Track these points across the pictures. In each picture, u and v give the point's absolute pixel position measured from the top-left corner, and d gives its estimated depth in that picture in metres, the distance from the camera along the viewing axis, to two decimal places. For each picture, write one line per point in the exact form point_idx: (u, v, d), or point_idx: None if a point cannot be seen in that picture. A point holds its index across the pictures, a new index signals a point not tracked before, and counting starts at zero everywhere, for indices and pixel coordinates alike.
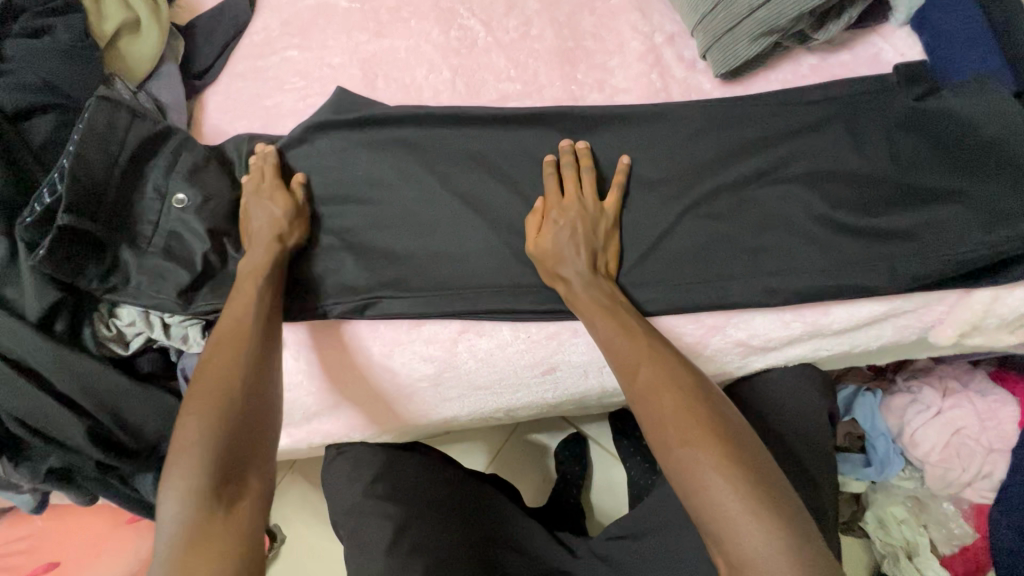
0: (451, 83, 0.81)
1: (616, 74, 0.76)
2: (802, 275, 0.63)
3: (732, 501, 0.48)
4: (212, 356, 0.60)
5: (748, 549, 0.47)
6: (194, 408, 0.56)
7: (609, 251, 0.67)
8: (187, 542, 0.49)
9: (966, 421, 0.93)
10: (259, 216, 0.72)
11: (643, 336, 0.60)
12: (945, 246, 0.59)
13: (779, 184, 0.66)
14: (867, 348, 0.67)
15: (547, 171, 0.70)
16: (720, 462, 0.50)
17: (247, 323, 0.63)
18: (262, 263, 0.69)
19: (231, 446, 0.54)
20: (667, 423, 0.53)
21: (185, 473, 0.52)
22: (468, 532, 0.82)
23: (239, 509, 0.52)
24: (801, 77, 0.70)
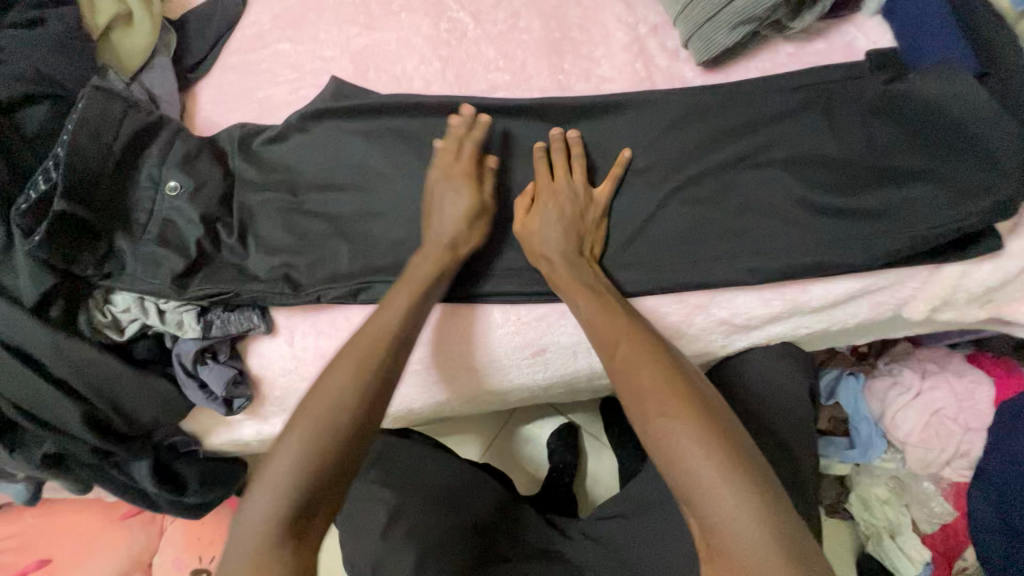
0: (441, 74, 0.83)
1: (602, 63, 0.78)
2: (782, 255, 0.65)
3: (703, 472, 0.50)
4: (331, 376, 0.60)
5: (717, 515, 0.49)
6: (302, 426, 0.57)
7: (596, 235, 0.69)
8: (257, 559, 0.52)
9: (944, 401, 0.96)
10: (446, 215, 0.70)
11: (625, 316, 0.62)
12: (916, 227, 0.61)
13: (758, 167, 0.68)
14: (844, 325, 0.70)
15: (537, 156, 0.72)
16: (697, 432, 0.52)
17: (381, 345, 0.62)
18: (419, 276, 0.67)
19: (321, 485, 0.55)
20: (644, 396, 0.55)
21: (274, 499, 0.54)
22: (455, 516, 0.83)
23: (306, 540, 0.55)
24: (779, 65, 0.73)
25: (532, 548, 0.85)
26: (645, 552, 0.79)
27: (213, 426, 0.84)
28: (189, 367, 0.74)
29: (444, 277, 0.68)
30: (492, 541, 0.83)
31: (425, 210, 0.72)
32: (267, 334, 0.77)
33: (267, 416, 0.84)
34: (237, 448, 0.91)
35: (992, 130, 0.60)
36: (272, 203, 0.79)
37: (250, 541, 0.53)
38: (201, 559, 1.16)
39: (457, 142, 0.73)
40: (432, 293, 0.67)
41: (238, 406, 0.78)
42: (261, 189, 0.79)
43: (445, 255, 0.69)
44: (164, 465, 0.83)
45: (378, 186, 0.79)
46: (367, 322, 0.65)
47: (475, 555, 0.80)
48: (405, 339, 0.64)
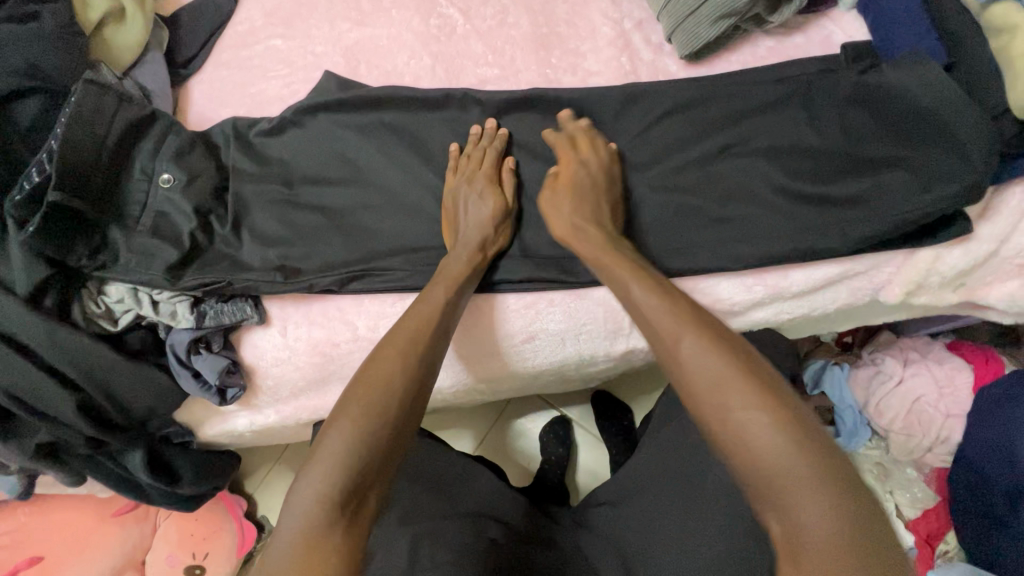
0: (432, 69, 0.84)
1: (588, 57, 0.80)
2: (762, 241, 0.67)
3: (798, 468, 0.44)
4: (379, 361, 0.61)
5: (809, 516, 0.43)
6: (354, 408, 0.56)
7: (620, 211, 0.70)
8: (308, 545, 0.49)
9: (925, 389, 0.99)
10: (471, 216, 0.71)
11: (684, 300, 0.55)
12: (884, 209, 0.64)
13: (740, 157, 0.70)
14: (825, 310, 0.72)
15: (568, 126, 0.74)
16: (780, 425, 0.46)
17: (422, 335, 0.63)
18: (455, 269, 0.69)
19: (373, 466, 0.54)
20: (722, 387, 0.49)
21: (327, 476, 0.52)
22: (453, 502, 0.85)
23: (357, 525, 0.52)
24: (760, 58, 0.75)
25: (522, 531, 0.85)
26: (634, 539, 0.81)
27: (207, 418, 0.85)
28: (183, 357, 0.74)
29: (475, 272, 0.70)
30: (484, 525, 0.83)
31: (449, 213, 0.74)
32: (260, 324, 0.78)
33: (260, 406, 0.85)
34: (231, 440, 0.92)
35: (963, 115, 0.62)
36: (264, 196, 0.80)
37: (302, 522, 0.51)
38: (194, 556, 1.16)
39: (483, 150, 0.75)
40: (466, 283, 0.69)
41: (231, 395, 0.79)
42: (254, 182, 0.81)
43: (476, 253, 0.70)
44: (158, 455, 0.84)
45: (370, 178, 0.80)
46: (405, 313, 0.66)
47: (467, 537, 0.80)
48: (444, 331, 0.65)
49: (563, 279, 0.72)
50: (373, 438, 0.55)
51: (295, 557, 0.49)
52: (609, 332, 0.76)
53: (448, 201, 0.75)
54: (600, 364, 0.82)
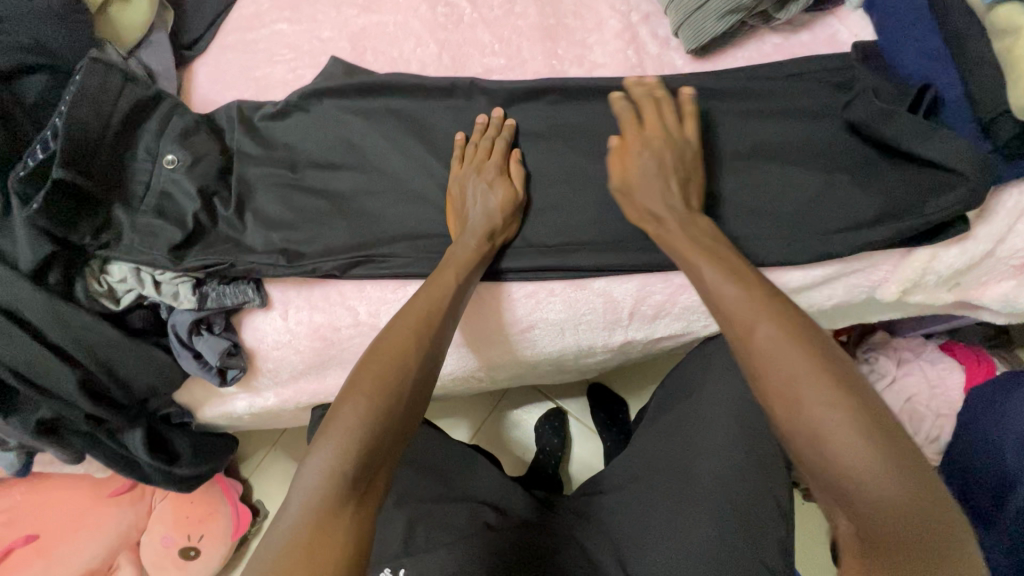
0: (437, 57, 0.85)
1: (595, 49, 0.80)
2: (764, 242, 0.68)
3: (890, 479, 0.43)
4: (388, 341, 0.62)
5: (888, 522, 0.43)
6: (366, 386, 0.57)
7: (695, 177, 0.67)
8: (317, 521, 0.50)
9: (917, 387, 1.00)
10: (475, 207, 0.71)
11: (760, 286, 0.54)
12: (838, 223, 0.67)
13: (753, 160, 0.71)
14: (821, 308, 0.73)
15: (635, 93, 0.71)
16: (862, 429, 0.44)
17: (434, 316, 0.64)
18: (460, 257, 0.69)
19: (380, 446, 0.55)
20: (799, 384, 0.47)
21: (337, 453, 0.53)
22: (449, 488, 0.87)
23: (366, 505, 0.53)
24: (765, 54, 0.75)
25: (514, 519, 0.86)
26: (625, 525, 0.81)
27: (207, 399, 0.85)
28: (184, 337, 0.75)
29: (484, 259, 0.70)
30: (479, 511, 0.84)
31: (453, 203, 0.74)
32: (261, 308, 0.79)
33: (260, 389, 0.85)
34: (230, 422, 0.93)
35: (943, 144, 0.61)
36: (268, 181, 0.80)
37: (309, 498, 0.51)
38: (189, 537, 1.17)
39: (493, 141, 0.75)
40: (471, 276, 0.69)
41: (231, 376, 0.80)
42: (259, 164, 0.81)
43: (483, 244, 0.70)
44: (156, 435, 0.84)
45: (372, 165, 0.80)
46: (417, 292, 0.67)
47: (463, 522, 0.82)
48: (454, 313, 0.67)
49: (563, 268, 0.73)
50: (384, 416, 0.56)
51: (303, 532, 0.49)
52: (607, 323, 0.76)
53: (454, 190, 0.75)
54: (599, 355, 0.83)
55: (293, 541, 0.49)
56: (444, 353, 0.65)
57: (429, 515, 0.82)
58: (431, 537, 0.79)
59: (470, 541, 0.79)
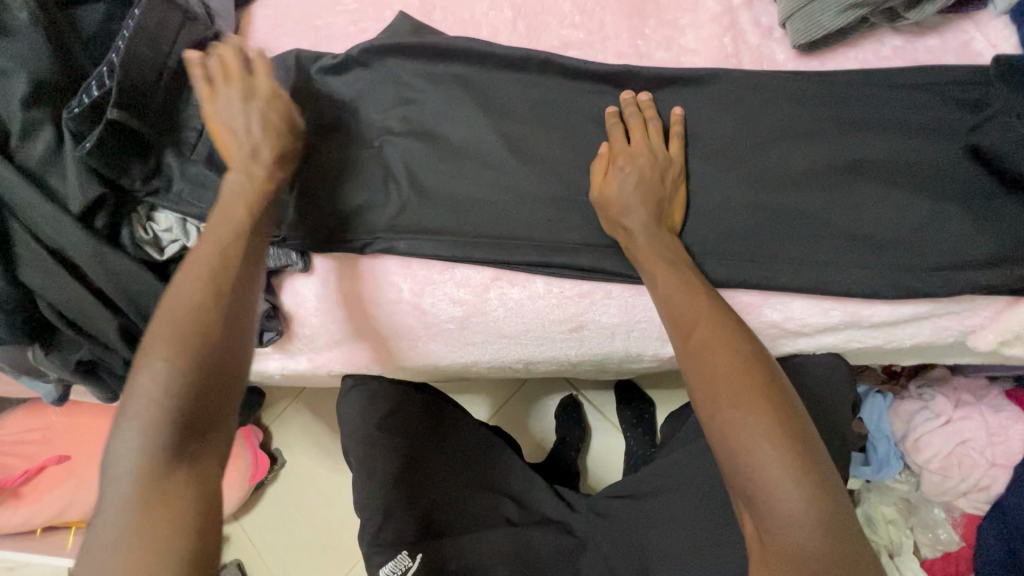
0: (512, 24, 0.78)
1: (686, 33, 0.73)
2: (849, 269, 0.62)
3: (782, 472, 0.46)
4: (181, 294, 0.53)
5: (783, 516, 0.45)
6: (163, 350, 0.50)
7: (675, 202, 0.66)
8: (147, 497, 0.46)
9: (974, 433, 0.94)
10: (248, 128, 0.64)
11: (705, 297, 0.57)
12: (942, 258, 0.61)
13: (850, 177, 0.64)
14: (900, 345, 0.68)
15: (625, 107, 0.70)
16: (768, 429, 0.48)
17: (229, 259, 0.56)
18: (243, 192, 0.61)
19: (197, 404, 0.49)
20: (719, 383, 0.51)
21: (141, 427, 0.47)
22: (471, 476, 0.86)
23: (203, 465, 0.49)
24: (882, 57, 0.67)
25: (536, 515, 0.86)
26: (652, 537, 0.79)
27: None
28: None
29: (274, 188, 0.63)
30: (500, 503, 0.85)
31: (215, 133, 0.64)
32: (303, 272, 0.76)
33: (294, 351, 0.83)
34: (262, 380, 0.91)
35: None
36: (321, 140, 0.76)
37: (128, 479, 0.46)
38: None
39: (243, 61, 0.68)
40: (264, 220, 0.62)
41: (266, 339, 0.78)
42: (314, 120, 0.77)
43: (271, 169, 0.64)
44: None
45: (431, 134, 0.75)
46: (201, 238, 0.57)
47: (481, 510, 0.83)
48: (258, 250, 0.59)
49: (628, 272, 0.68)
50: (194, 375, 0.49)
51: (135, 516, 0.45)
52: (662, 333, 0.72)
53: (214, 121, 0.64)
54: (643, 362, 0.79)
55: (123, 527, 0.45)
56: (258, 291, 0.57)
57: (449, 505, 0.82)
58: (454, 521, 0.81)
59: (492, 530, 0.81)
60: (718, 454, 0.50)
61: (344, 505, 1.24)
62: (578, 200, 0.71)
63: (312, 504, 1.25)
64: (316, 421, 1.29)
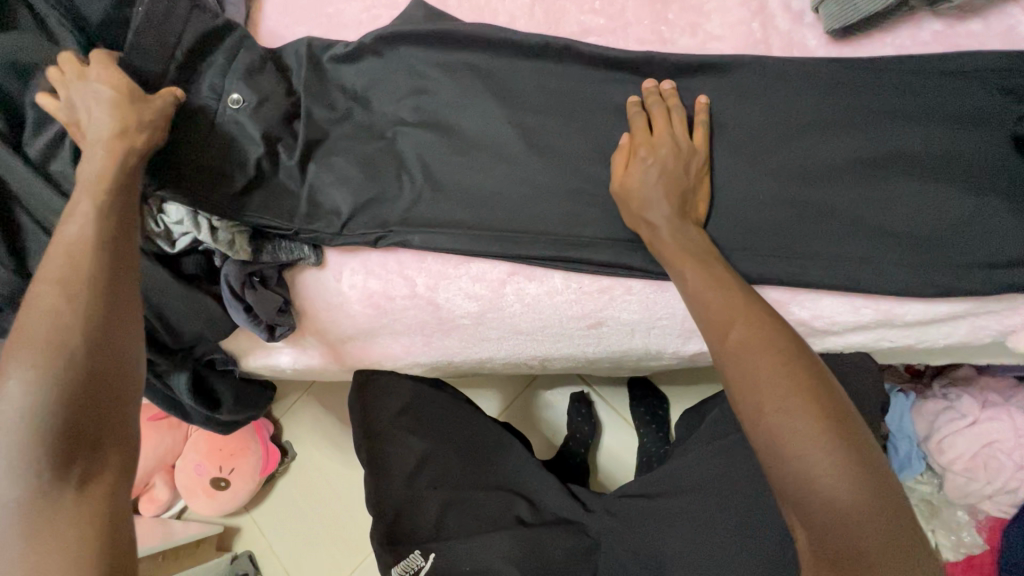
0: (529, 9, 0.75)
1: (712, 18, 0.70)
2: (882, 267, 0.60)
3: (837, 479, 0.44)
4: (35, 305, 0.50)
5: (837, 523, 0.44)
6: (21, 367, 0.47)
7: (698, 194, 0.63)
8: (35, 526, 0.44)
9: (1003, 434, 0.91)
10: (89, 117, 0.60)
11: (739, 292, 0.55)
12: (981, 255, 0.58)
13: (884, 170, 0.61)
14: (933, 345, 0.65)
15: (648, 96, 0.67)
16: (818, 433, 0.46)
17: (79, 258, 0.52)
18: (96, 181, 0.57)
19: (67, 420, 0.46)
20: (761, 383, 0.49)
21: (12, 454, 0.45)
22: (483, 475, 0.85)
23: (95, 482, 0.47)
24: (920, 43, 0.64)
25: (547, 515, 0.85)
26: (668, 538, 0.77)
27: (253, 349, 0.83)
28: (236, 289, 0.71)
29: (129, 171, 0.58)
30: (512, 502, 0.84)
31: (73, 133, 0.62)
32: (315, 267, 0.75)
33: (307, 345, 0.82)
34: (274, 375, 0.90)
35: None
36: (334, 132, 0.75)
37: (10, 510, 0.44)
38: (219, 469, 1.19)
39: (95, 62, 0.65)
40: (119, 202, 0.56)
41: (279, 333, 0.76)
42: (325, 110, 0.75)
43: (114, 144, 0.58)
44: (200, 380, 0.79)
45: (446, 124, 0.73)
46: (51, 245, 0.53)
47: (494, 508, 0.82)
48: (119, 244, 0.54)
49: (650, 267, 0.66)
50: (57, 391, 0.47)
51: (23, 547, 0.44)
52: (683, 331, 0.70)
53: (65, 120, 0.61)
54: (663, 360, 0.77)
55: (13, 558, 0.44)
56: (123, 288, 0.53)
57: (459, 502, 0.81)
58: (464, 522, 0.80)
59: (505, 531, 0.79)
60: (762, 459, 0.49)
61: (354, 500, 1.23)
62: (598, 192, 0.69)
63: (322, 498, 1.25)
64: (327, 415, 1.28)
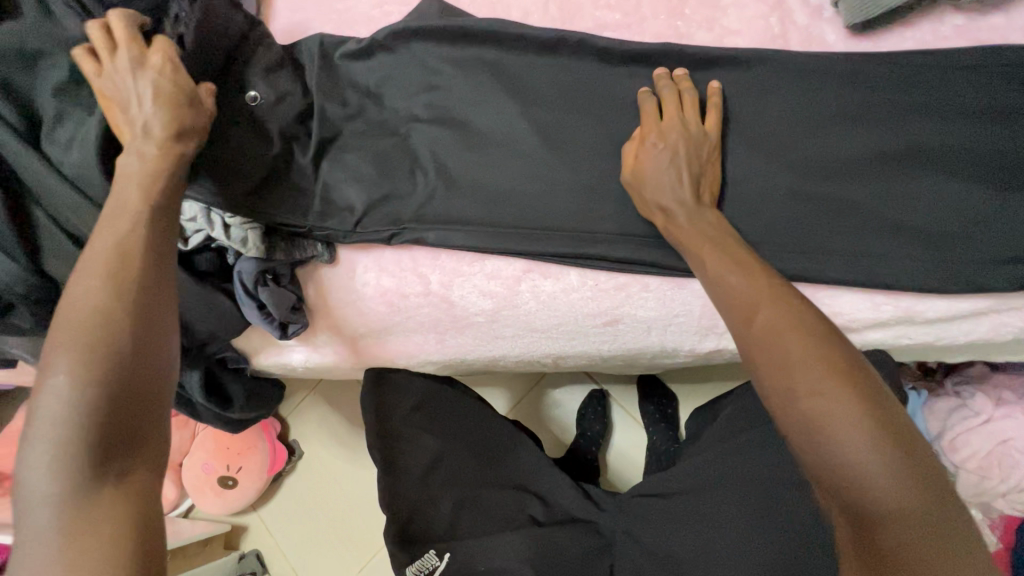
0: (543, 5, 0.75)
1: (729, 13, 0.69)
2: (904, 264, 0.59)
3: (880, 461, 0.44)
4: (78, 296, 0.49)
5: (882, 508, 0.43)
6: (65, 359, 0.47)
7: (710, 174, 0.63)
8: (71, 521, 0.43)
9: (1017, 432, 0.90)
10: (138, 108, 0.59)
11: (762, 276, 0.55)
12: (1003, 251, 0.58)
13: (905, 165, 0.61)
14: (953, 342, 0.65)
15: (659, 82, 0.66)
16: (857, 415, 0.45)
17: (126, 251, 0.52)
18: (141, 173, 0.57)
19: (112, 413, 0.46)
20: (791, 366, 0.48)
21: (53, 447, 0.44)
22: (496, 474, 0.84)
23: (133, 478, 0.46)
24: (942, 37, 0.63)
25: (559, 513, 0.85)
26: (682, 537, 0.77)
27: (264, 347, 0.83)
28: (249, 287, 0.70)
29: (171, 162, 0.58)
30: (526, 501, 0.84)
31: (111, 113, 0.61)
32: (328, 263, 0.75)
33: (318, 343, 0.81)
34: (284, 373, 0.90)
35: None
36: (347, 128, 0.74)
37: (49, 503, 0.43)
38: (227, 468, 1.20)
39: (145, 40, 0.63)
40: (171, 209, 0.57)
41: (292, 331, 0.75)
42: (339, 106, 0.74)
43: (167, 146, 0.58)
44: (212, 378, 0.79)
45: (460, 120, 0.72)
46: (95, 237, 0.53)
47: (507, 506, 0.82)
48: (162, 238, 0.55)
49: (668, 264, 0.66)
50: (103, 383, 0.46)
51: (58, 543, 0.43)
52: (700, 328, 0.70)
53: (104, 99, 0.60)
54: (679, 358, 0.76)
55: (48, 554, 0.42)
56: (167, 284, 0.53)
57: (473, 502, 0.81)
58: (478, 522, 0.80)
59: (520, 530, 0.79)
60: (797, 443, 0.48)
61: (363, 499, 1.23)
62: (614, 188, 0.68)
63: (331, 497, 1.25)
64: (334, 414, 1.28)
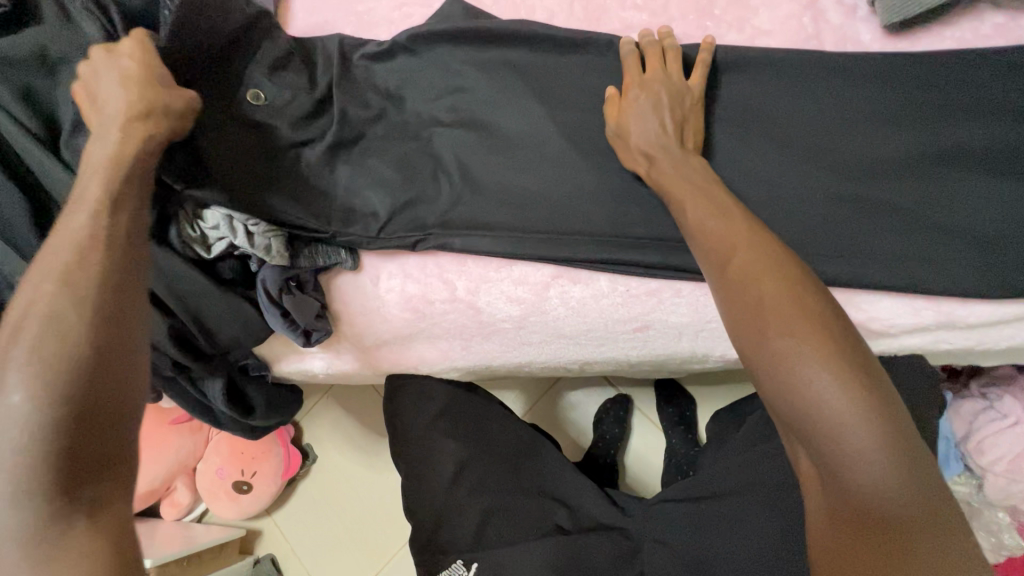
0: (568, 5, 0.74)
1: (760, 12, 0.68)
2: (944, 268, 0.59)
3: (845, 403, 0.43)
4: (38, 300, 0.46)
5: (850, 454, 0.42)
6: (23, 371, 0.44)
7: (692, 121, 0.62)
8: (42, 554, 0.41)
9: None
10: (111, 91, 0.57)
11: (742, 218, 0.53)
12: None
13: (942, 167, 0.60)
14: (992, 347, 0.64)
15: (643, 37, 0.66)
16: (824, 356, 0.44)
17: (86, 258, 0.48)
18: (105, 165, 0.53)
19: (75, 437, 0.43)
20: (764, 308, 0.48)
21: (15, 475, 0.42)
22: (520, 481, 0.83)
23: (104, 507, 0.43)
24: (981, 36, 0.62)
25: (586, 519, 0.83)
26: (715, 545, 0.75)
27: (286, 355, 0.82)
28: (274, 295, 0.69)
29: (138, 146, 0.54)
30: (553, 509, 0.83)
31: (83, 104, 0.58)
32: (352, 270, 0.74)
33: (340, 351, 0.80)
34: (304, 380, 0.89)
35: None
36: (369, 132, 0.73)
37: (17, 536, 0.42)
38: (241, 473, 1.18)
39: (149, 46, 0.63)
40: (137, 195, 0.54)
41: (314, 338, 0.74)
42: (359, 108, 0.72)
43: (133, 126, 0.55)
44: (235, 386, 0.79)
45: (483, 121, 0.71)
46: (52, 238, 0.49)
47: (534, 515, 0.81)
48: (129, 245, 0.51)
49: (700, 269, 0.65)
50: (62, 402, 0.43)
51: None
52: None
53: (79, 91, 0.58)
54: (708, 363, 0.76)
55: None
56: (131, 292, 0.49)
57: (501, 509, 0.80)
58: (506, 530, 0.79)
59: (549, 538, 0.78)
60: (765, 385, 0.47)
61: (381, 505, 1.22)
62: (644, 192, 0.67)
63: (348, 503, 1.24)
64: (350, 419, 1.27)
